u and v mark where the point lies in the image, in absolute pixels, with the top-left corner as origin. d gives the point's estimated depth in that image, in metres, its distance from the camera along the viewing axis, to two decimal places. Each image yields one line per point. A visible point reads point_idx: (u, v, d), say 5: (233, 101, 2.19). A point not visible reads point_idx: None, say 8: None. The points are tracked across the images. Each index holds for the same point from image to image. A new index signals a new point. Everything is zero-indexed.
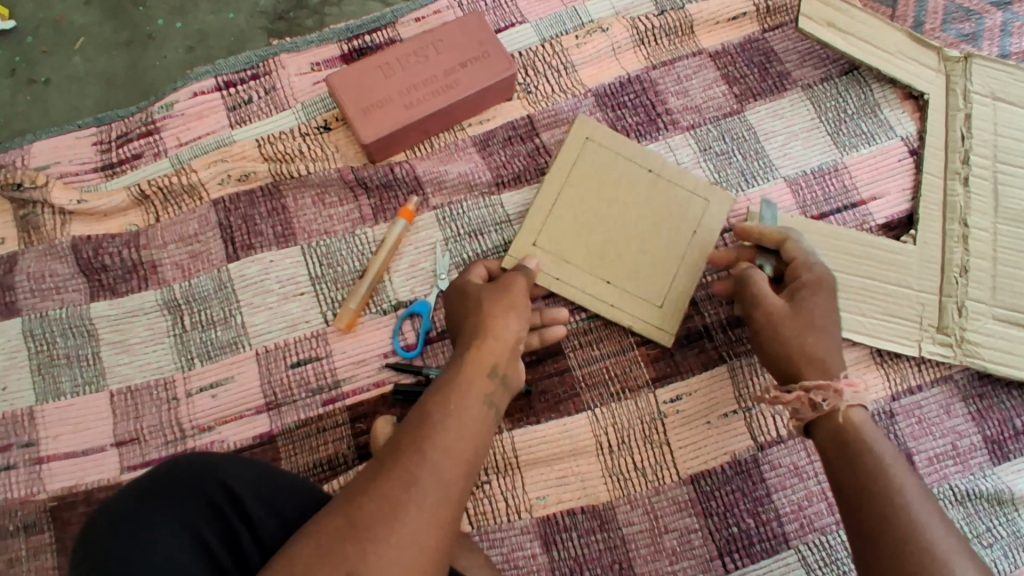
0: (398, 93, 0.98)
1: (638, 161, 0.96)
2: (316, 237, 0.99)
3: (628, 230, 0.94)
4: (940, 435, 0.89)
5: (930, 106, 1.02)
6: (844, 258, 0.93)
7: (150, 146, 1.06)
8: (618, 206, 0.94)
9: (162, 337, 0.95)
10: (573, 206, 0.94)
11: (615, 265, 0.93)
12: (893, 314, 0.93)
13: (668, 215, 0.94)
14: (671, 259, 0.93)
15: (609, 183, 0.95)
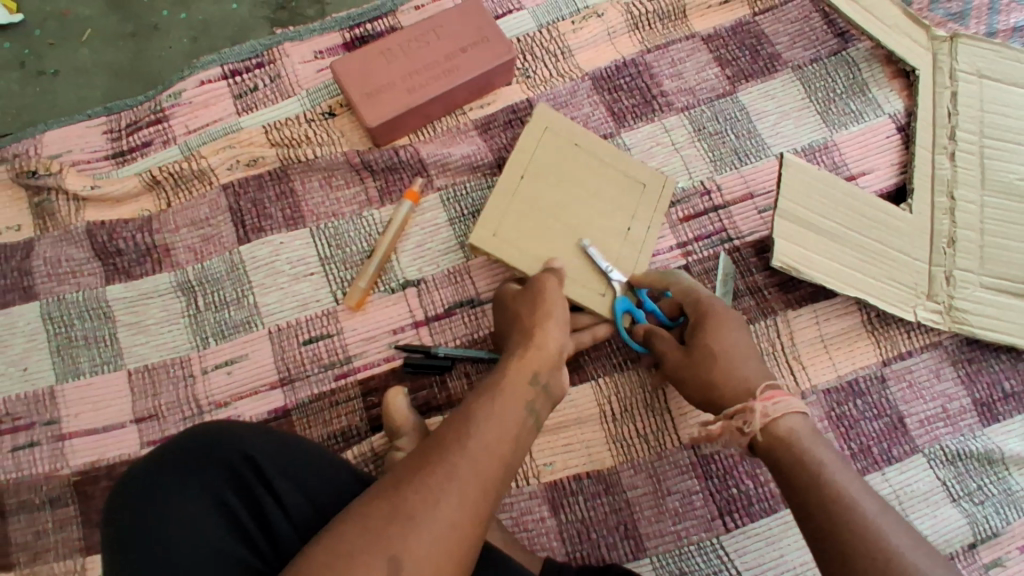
0: (402, 78, 1.01)
1: (526, 155, 0.94)
2: (324, 219, 1.02)
3: (583, 205, 0.94)
4: (930, 398, 0.93)
5: (919, 82, 1.06)
6: (859, 220, 0.94)
7: (159, 134, 1.08)
8: (559, 199, 0.93)
9: (177, 318, 0.98)
10: (544, 253, 0.91)
11: (617, 230, 0.94)
12: (896, 279, 0.95)
13: (575, 152, 0.95)
14: (619, 177, 0.96)
15: (541, 194, 0.93)
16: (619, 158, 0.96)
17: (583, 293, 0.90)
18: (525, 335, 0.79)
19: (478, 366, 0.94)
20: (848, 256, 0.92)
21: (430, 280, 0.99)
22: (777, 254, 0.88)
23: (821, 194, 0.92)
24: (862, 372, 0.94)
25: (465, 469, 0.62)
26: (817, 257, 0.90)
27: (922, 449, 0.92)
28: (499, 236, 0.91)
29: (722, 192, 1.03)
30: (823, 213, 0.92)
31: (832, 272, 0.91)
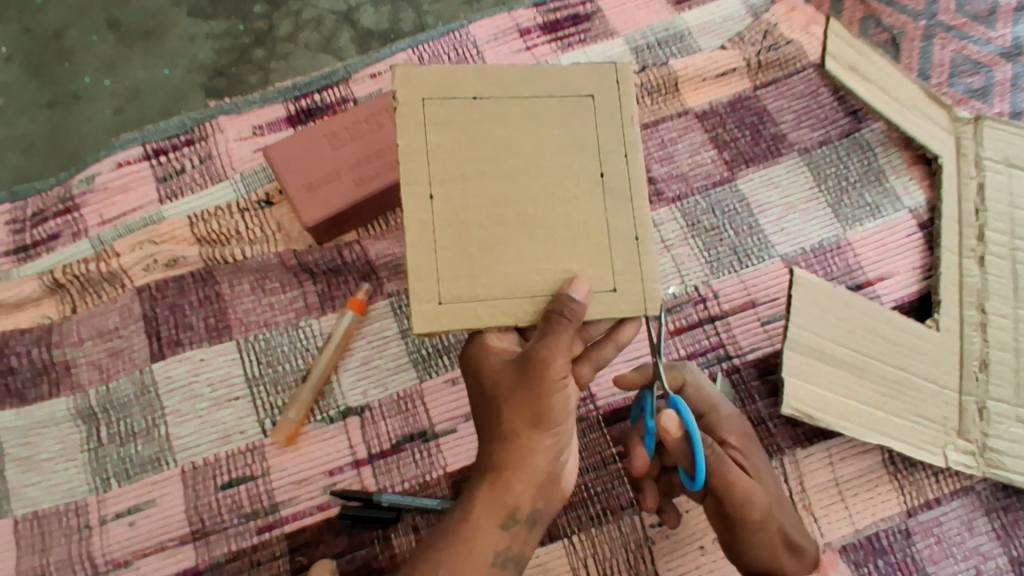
0: (347, 167, 0.87)
1: (419, 159, 0.61)
2: (254, 330, 0.86)
3: (530, 175, 0.62)
4: (962, 557, 0.79)
5: (942, 172, 0.92)
6: (879, 343, 0.82)
7: (68, 225, 0.93)
8: (492, 185, 0.61)
9: (74, 453, 0.83)
10: (518, 279, 0.59)
11: (590, 184, 0.62)
12: (920, 413, 0.82)
13: (476, 111, 0.62)
14: (553, 112, 0.63)
15: (469, 191, 0.61)
16: (534, 86, 0.63)
17: (600, 290, 0.60)
18: (503, 467, 0.61)
19: (429, 516, 0.80)
20: (867, 391, 0.81)
21: (375, 407, 0.84)
22: (786, 400, 0.77)
23: (834, 316, 0.82)
24: (883, 525, 0.80)
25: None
26: (832, 397, 0.79)
27: None
28: (450, 292, 0.59)
29: (719, 300, 0.89)
30: (836, 339, 0.81)
31: (849, 415, 0.79)
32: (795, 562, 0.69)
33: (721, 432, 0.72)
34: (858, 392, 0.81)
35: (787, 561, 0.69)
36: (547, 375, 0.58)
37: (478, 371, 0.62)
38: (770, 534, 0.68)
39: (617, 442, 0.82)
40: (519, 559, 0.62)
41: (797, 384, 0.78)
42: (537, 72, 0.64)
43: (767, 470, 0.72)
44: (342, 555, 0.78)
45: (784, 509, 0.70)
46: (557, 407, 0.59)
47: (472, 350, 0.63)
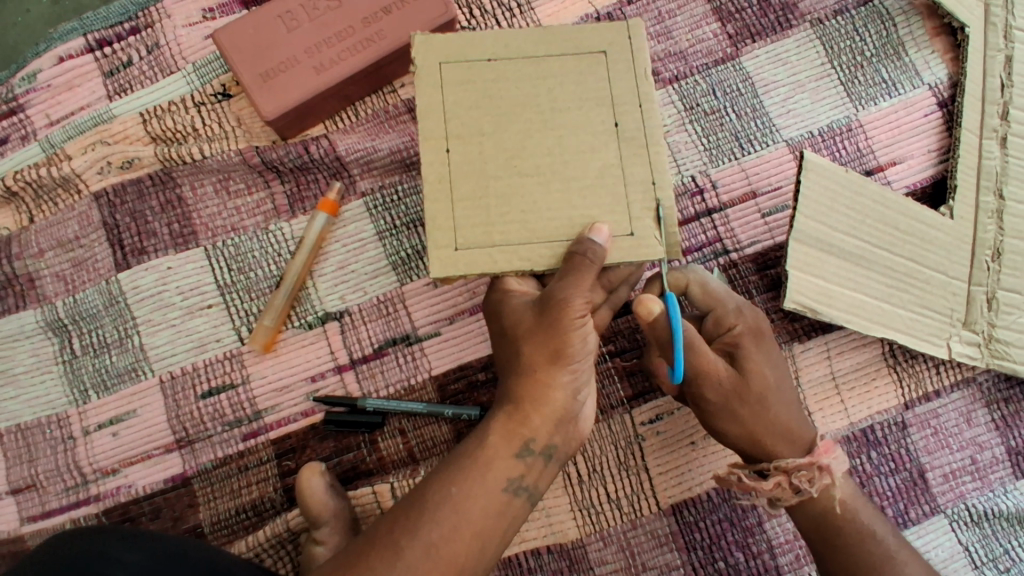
0: (305, 52, 0.78)
1: (436, 116, 0.60)
2: (222, 235, 0.81)
3: (528, 115, 0.61)
4: (958, 448, 0.79)
5: (970, 43, 0.82)
6: (891, 235, 0.77)
7: (15, 128, 0.85)
8: (494, 133, 0.60)
9: (50, 365, 0.81)
10: (515, 212, 0.59)
11: (594, 128, 0.61)
12: (928, 305, 0.78)
13: (492, 70, 0.61)
14: (565, 71, 0.61)
15: (459, 115, 0.60)
16: (549, 46, 0.62)
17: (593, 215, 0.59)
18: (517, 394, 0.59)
19: (415, 420, 0.78)
20: (875, 283, 0.76)
21: (355, 313, 0.80)
22: (790, 294, 0.73)
23: (847, 205, 0.76)
24: (879, 418, 0.79)
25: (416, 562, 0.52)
26: (839, 290, 0.75)
27: (943, 509, 0.78)
28: (466, 240, 0.58)
29: (718, 191, 0.82)
30: (848, 230, 0.76)
31: (856, 308, 0.76)
32: (785, 447, 0.67)
33: (726, 322, 0.69)
34: (867, 287, 0.76)
35: (774, 445, 0.67)
36: (568, 314, 0.57)
37: (499, 312, 0.61)
38: (749, 421, 0.67)
39: (607, 341, 0.79)
40: (532, 489, 0.58)
41: (802, 278, 0.73)
42: (553, 29, 0.62)
43: (766, 362, 0.68)
44: (329, 459, 0.78)
45: (773, 397, 0.67)
46: (578, 343, 0.58)
47: (495, 297, 0.62)
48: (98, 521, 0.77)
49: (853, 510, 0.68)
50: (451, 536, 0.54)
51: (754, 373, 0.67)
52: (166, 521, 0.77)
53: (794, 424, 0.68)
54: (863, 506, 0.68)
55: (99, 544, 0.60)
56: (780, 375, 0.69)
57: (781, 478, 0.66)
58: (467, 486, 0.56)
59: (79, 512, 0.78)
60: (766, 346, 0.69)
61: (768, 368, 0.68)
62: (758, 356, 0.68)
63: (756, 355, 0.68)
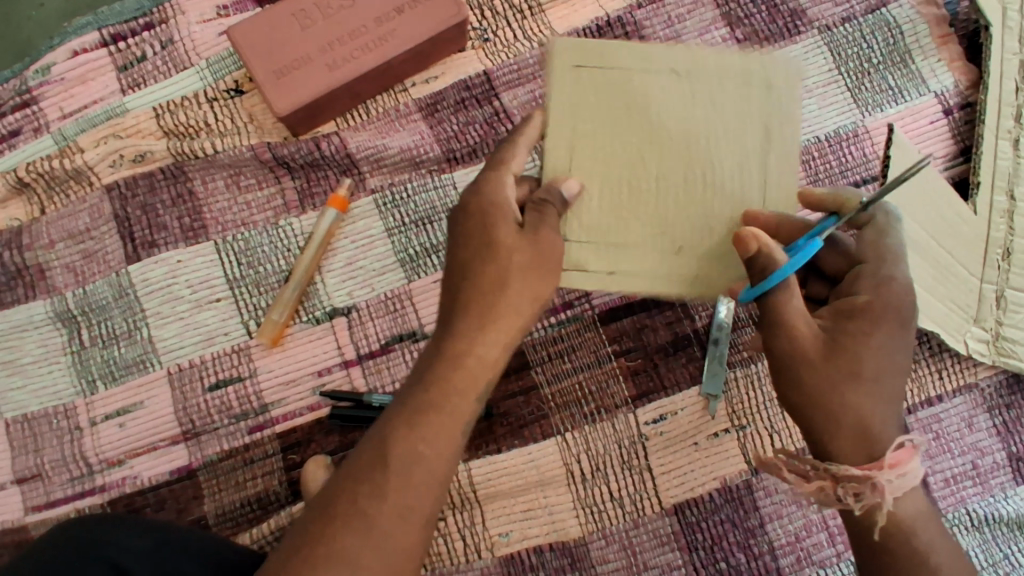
0: (319, 50, 0.79)
1: (620, 83, 0.61)
2: (231, 229, 0.82)
3: (629, 160, 0.61)
4: (959, 452, 0.79)
5: (989, 44, 0.84)
6: (918, 226, 0.77)
7: (27, 120, 0.86)
8: (618, 126, 0.61)
9: (58, 356, 0.81)
10: (576, 204, 0.60)
11: (692, 187, 0.61)
12: (943, 301, 0.79)
13: (646, 99, 0.61)
14: (706, 138, 0.61)
15: (617, 93, 0.61)
16: (716, 103, 0.61)
17: (638, 262, 0.61)
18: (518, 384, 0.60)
19: None
20: None
21: (363, 309, 0.81)
22: None
23: (894, 190, 0.76)
24: None
25: (371, 564, 0.47)
26: None
27: (944, 513, 0.78)
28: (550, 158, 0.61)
29: None
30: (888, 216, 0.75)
31: None
32: (855, 447, 0.52)
33: (858, 285, 0.57)
34: None
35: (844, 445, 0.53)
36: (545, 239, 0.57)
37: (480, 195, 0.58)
38: (837, 409, 0.53)
39: (612, 341, 0.80)
40: None
41: None
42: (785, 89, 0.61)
43: (891, 347, 0.54)
44: (333, 453, 0.78)
45: (858, 387, 0.53)
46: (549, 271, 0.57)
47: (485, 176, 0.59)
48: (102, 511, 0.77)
49: (913, 530, 0.52)
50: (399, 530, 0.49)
51: (849, 355, 0.53)
52: (171, 512, 0.77)
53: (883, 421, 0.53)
54: (938, 533, 0.52)
55: (97, 527, 0.61)
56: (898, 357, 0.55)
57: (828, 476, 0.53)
58: (408, 461, 0.50)
59: (84, 502, 0.78)
60: (890, 335, 0.54)
61: (882, 353, 0.54)
62: (872, 339, 0.54)
63: (867, 335, 0.54)
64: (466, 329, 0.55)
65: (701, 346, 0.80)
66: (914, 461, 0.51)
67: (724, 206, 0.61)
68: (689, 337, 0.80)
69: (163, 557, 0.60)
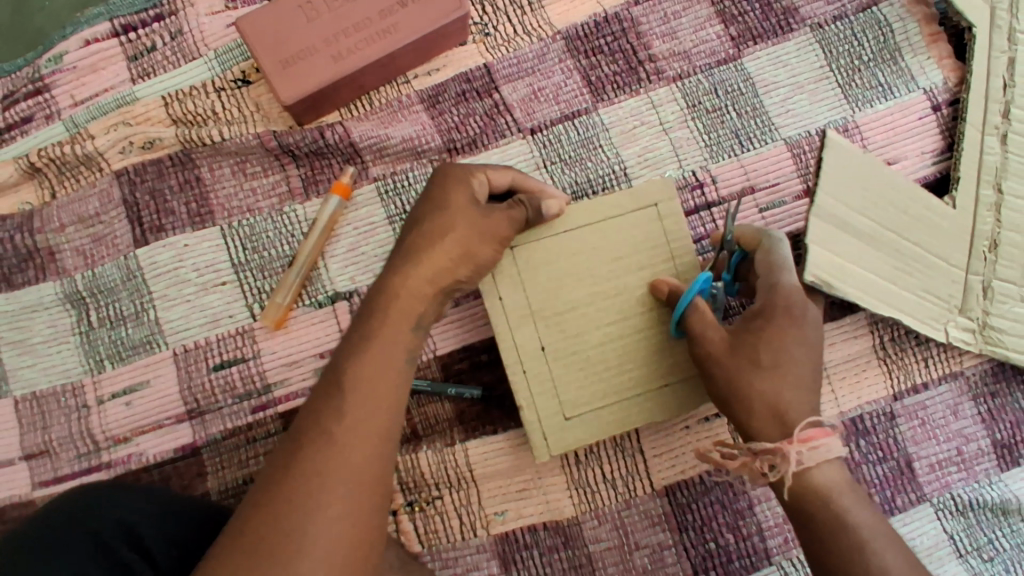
0: (324, 41, 0.81)
1: (669, 235, 0.74)
2: (237, 215, 0.84)
3: (575, 297, 0.73)
4: (944, 439, 0.81)
5: (976, 42, 0.85)
6: (900, 218, 0.80)
7: (40, 107, 0.89)
8: (597, 267, 0.74)
9: (67, 336, 0.83)
10: (522, 271, 0.73)
11: (603, 327, 0.73)
12: (929, 291, 0.81)
13: (629, 302, 0.74)
14: (621, 330, 0.73)
15: (637, 250, 0.74)
16: (629, 347, 0.73)
17: (521, 320, 0.73)
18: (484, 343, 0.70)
19: (419, 398, 0.81)
20: (885, 263, 0.79)
21: (364, 293, 0.83)
22: (808, 269, 0.74)
23: (863, 189, 0.79)
24: (868, 408, 0.81)
25: (328, 512, 0.52)
26: (851, 269, 0.77)
27: (929, 498, 0.80)
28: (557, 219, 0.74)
29: (717, 185, 0.86)
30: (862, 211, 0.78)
31: (866, 289, 0.78)
32: (770, 428, 0.63)
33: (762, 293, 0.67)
34: (874, 268, 0.79)
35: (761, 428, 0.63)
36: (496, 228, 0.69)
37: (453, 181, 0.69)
38: (752, 396, 0.64)
39: None
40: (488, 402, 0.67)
41: (818, 252, 0.75)
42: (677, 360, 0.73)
43: (796, 341, 0.65)
44: None
45: (769, 376, 0.63)
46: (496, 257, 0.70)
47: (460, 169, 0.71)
48: None
49: (828, 498, 0.60)
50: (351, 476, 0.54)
51: (752, 350, 0.65)
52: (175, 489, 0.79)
53: (796, 405, 0.63)
54: (850, 493, 0.61)
55: (97, 499, 0.64)
56: (810, 359, 0.65)
57: (748, 458, 0.64)
58: (350, 397, 0.57)
59: (90, 478, 0.80)
60: (793, 331, 0.65)
61: (787, 348, 0.64)
62: (779, 336, 0.65)
63: (774, 335, 0.65)
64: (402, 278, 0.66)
65: None
66: (822, 437, 0.61)
67: (556, 409, 0.72)
68: None
69: (162, 520, 0.64)
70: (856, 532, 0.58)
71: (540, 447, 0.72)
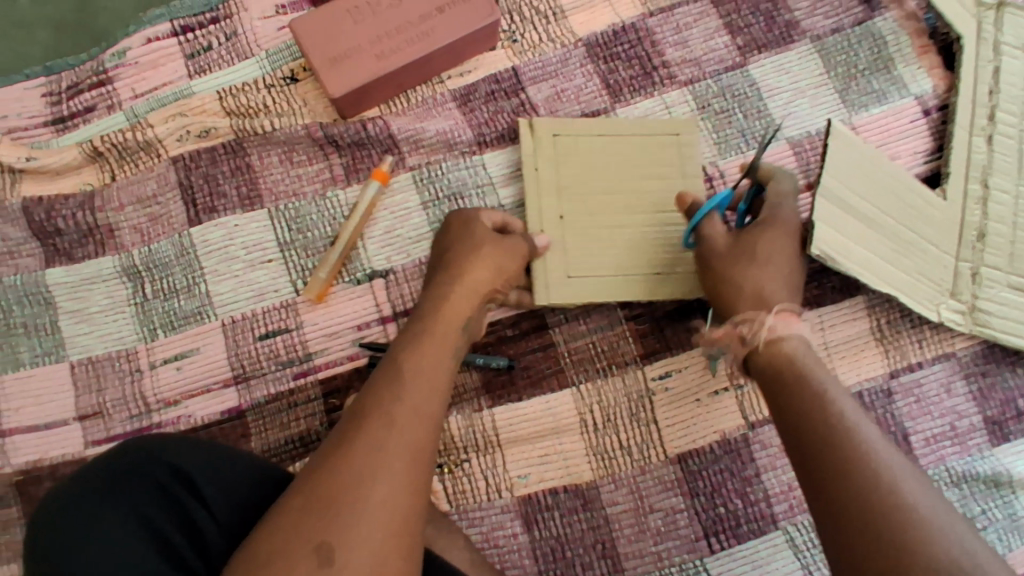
0: (369, 42, 0.89)
1: (690, 161, 0.90)
2: (284, 198, 0.92)
3: (602, 190, 0.89)
4: (938, 415, 0.87)
5: (964, 51, 0.94)
6: (896, 206, 0.88)
7: (103, 98, 0.96)
8: (625, 175, 0.90)
9: (122, 306, 0.90)
10: (567, 163, 0.90)
11: (617, 216, 0.89)
12: (923, 274, 0.88)
13: (645, 207, 0.89)
14: (627, 227, 0.88)
15: (659, 169, 0.90)
16: (629, 236, 0.88)
17: (554, 173, 0.89)
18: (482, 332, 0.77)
19: None
20: (884, 246, 0.86)
21: (399, 272, 0.90)
22: (815, 242, 0.81)
23: (867, 177, 0.87)
24: (867, 384, 0.87)
25: (390, 465, 0.58)
26: (857, 247, 0.84)
27: (925, 469, 0.86)
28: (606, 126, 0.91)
29: (726, 179, 0.93)
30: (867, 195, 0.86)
31: (870, 266, 0.84)
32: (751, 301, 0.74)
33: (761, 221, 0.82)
34: (876, 249, 0.86)
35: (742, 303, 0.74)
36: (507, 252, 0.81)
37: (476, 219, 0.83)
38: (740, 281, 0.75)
39: (624, 306, 0.89)
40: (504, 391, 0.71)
41: (828, 231, 0.82)
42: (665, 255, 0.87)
43: (778, 244, 0.78)
44: None
45: (753, 265, 0.76)
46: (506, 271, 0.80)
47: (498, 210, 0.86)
48: None
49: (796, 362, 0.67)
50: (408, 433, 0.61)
51: (747, 244, 0.78)
52: None
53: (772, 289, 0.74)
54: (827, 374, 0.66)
55: (155, 448, 0.64)
56: (786, 262, 0.77)
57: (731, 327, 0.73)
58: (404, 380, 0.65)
59: None
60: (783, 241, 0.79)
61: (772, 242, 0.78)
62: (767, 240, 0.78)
63: (765, 238, 0.78)
64: (447, 287, 0.76)
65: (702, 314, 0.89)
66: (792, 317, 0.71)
67: (560, 268, 0.86)
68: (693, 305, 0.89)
69: (218, 472, 0.64)
70: (820, 392, 0.63)
71: (543, 292, 0.86)
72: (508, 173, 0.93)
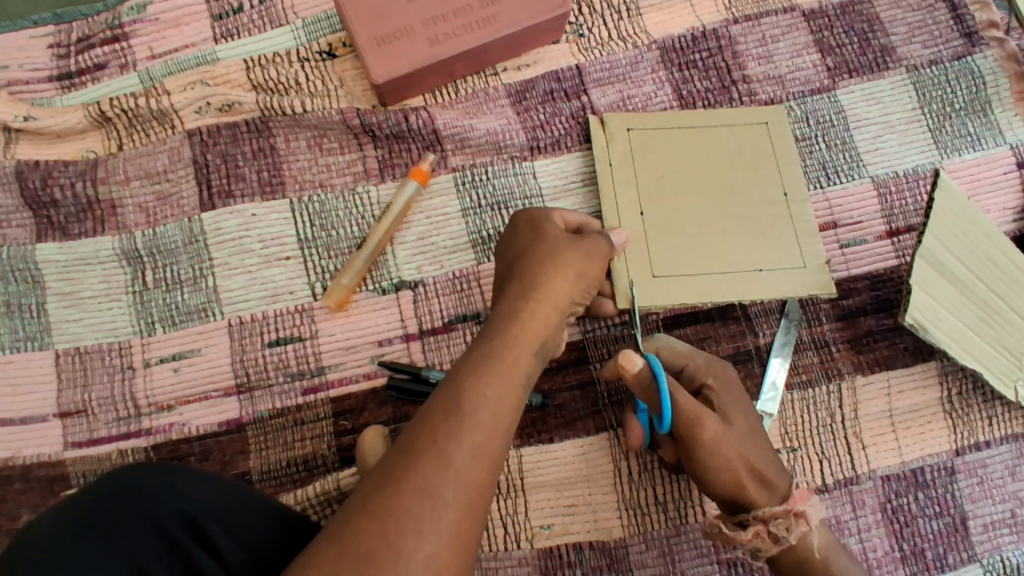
0: (423, 22, 0.79)
1: (779, 154, 0.83)
2: (309, 189, 0.82)
3: (681, 182, 0.81)
4: (1001, 500, 0.79)
5: None
6: (986, 269, 0.79)
7: (115, 55, 0.86)
8: (706, 166, 0.82)
9: (119, 294, 0.80)
10: (641, 154, 0.82)
11: (702, 212, 0.80)
12: (1005, 347, 0.79)
13: (731, 202, 0.81)
14: (713, 223, 0.80)
15: (744, 160, 0.83)
16: (719, 232, 0.80)
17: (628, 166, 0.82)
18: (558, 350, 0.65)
19: None
20: (967, 311, 0.78)
21: (430, 285, 0.81)
22: (910, 309, 0.75)
23: (962, 233, 0.79)
24: (930, 460, 0.79)
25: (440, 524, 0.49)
26: (939, 312, 0.77)
27: (980, 558, 0.78)
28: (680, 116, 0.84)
29: None
30: (959, 254, 0.78)
31: (954, 335, 0.77)
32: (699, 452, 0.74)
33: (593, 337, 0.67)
34: (958, 315, 0.78)
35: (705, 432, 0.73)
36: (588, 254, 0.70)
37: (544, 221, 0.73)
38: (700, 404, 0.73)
39: None
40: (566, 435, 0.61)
41: (921, 295, 0.75)
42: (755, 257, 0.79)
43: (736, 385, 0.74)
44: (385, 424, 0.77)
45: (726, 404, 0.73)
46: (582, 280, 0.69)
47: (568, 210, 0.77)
48: (146, 455, 0.76)
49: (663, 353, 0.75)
50: (466, 480, 0.51)
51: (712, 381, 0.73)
52: (215, 464, 0.76)
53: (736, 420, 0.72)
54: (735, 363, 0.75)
55: (162, 479, 0.56)
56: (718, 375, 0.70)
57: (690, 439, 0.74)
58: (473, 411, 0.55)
59: (127, 444, 0.77)
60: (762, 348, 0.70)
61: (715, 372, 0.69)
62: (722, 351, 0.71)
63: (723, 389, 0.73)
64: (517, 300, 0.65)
65: (758, 364, 0.80)
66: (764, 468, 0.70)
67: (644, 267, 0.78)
68: (750, 352, 0.80)
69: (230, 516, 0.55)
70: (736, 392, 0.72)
71: (624, 293, 0.77)
72: (560, 186, 0.83)
